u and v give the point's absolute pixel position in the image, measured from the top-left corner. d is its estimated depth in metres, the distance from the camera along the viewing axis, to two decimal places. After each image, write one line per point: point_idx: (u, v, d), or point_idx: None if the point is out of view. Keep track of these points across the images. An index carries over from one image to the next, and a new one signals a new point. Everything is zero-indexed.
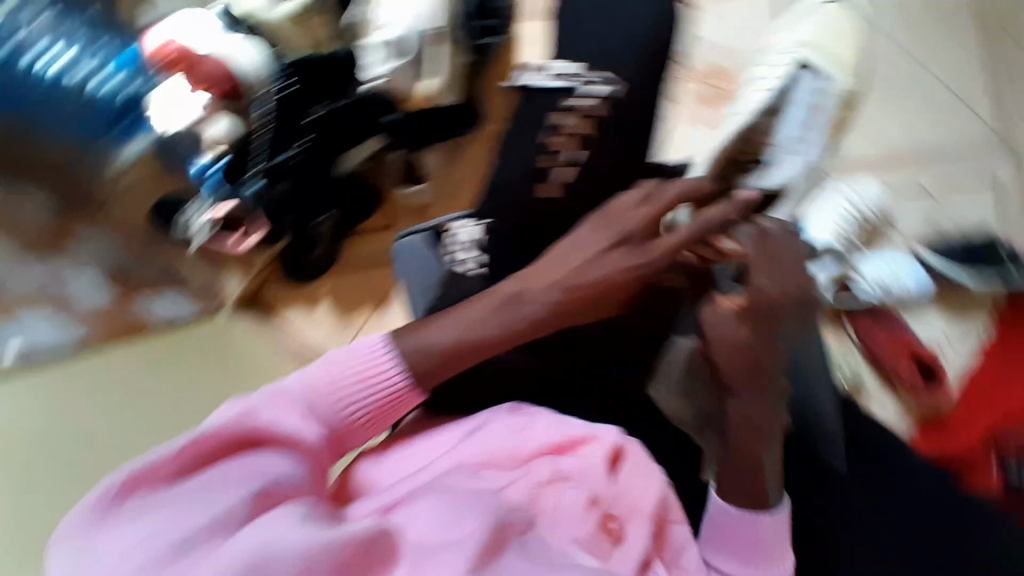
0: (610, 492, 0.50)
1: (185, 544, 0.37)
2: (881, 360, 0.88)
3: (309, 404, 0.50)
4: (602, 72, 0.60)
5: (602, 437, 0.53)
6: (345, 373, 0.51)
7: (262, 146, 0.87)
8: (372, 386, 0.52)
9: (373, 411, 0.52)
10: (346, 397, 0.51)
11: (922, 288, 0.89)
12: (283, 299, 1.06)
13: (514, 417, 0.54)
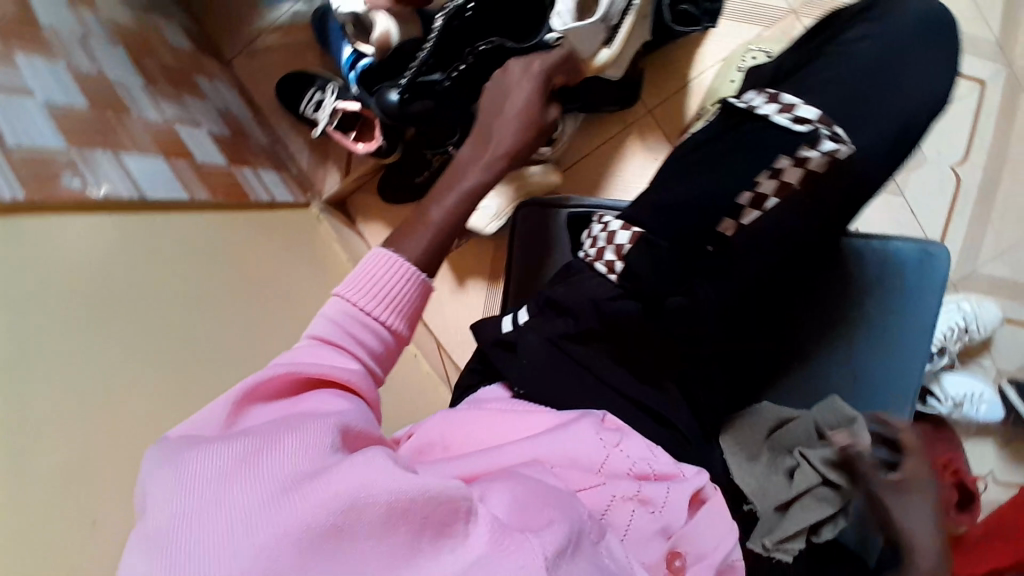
0: (684, 532, 0.48)
1: (266, 486, 0.37)
2: None
3: (346, 322, 0.53)
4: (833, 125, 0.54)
5: (687, 473, 0.52)
6: (371, 290, 0.54)
7: (419, 62, 0.84)
8: (385, 288, 0.54)
9: (398, 312, 0.54)
10: (373, 301, 0.53)
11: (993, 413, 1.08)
12: (370, 213, 1.06)
13: (608, 430, 0.53)
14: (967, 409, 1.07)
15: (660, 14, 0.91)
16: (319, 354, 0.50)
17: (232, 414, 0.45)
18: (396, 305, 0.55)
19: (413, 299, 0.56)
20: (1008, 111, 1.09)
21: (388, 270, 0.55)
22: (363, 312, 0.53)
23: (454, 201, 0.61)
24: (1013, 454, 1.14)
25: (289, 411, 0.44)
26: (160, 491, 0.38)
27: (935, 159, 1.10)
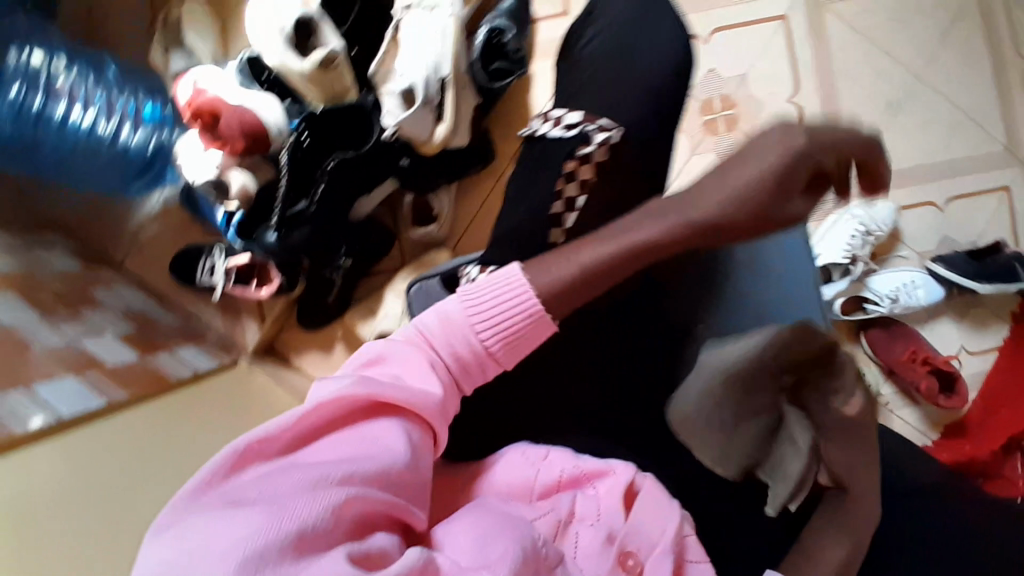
0: (627, 528, 0.53)
1: (271, 554, 0.38)
2: (901, 377, 1.14)
3: (450, 337, 0.54)
4: (597, 118, 0.61)
5: (618, 470, 0.56)
6: (488, 304, 0.55)
7: (281, 197, 0.89)
8: (505, 315, 0.55)
9: (514, 331, 0.55)
10: (489, 329, 0.55)
11: (933, 297, 1.14)
12: (299, 345, 1.11)
13: (533, 448, 0.57)
14: (905, 300, 1.14)
15: (479, 78, 1.01)
16: (416, 364, 0.53)
17: (299, 430, 0.46)
18: (518, 334, 0.55)
19: (521, 325, 0.55)
20: (815, 35, 1.20)
21: (520, 297, 0.55)
22: (471, 328, 0.54)
23: (568, 271, 0.56)
24: (964, 323, 1.20)
25: (349, 444, 0.46)
26: (191, 525, 0.40)
27: (773, 98, 1.20)
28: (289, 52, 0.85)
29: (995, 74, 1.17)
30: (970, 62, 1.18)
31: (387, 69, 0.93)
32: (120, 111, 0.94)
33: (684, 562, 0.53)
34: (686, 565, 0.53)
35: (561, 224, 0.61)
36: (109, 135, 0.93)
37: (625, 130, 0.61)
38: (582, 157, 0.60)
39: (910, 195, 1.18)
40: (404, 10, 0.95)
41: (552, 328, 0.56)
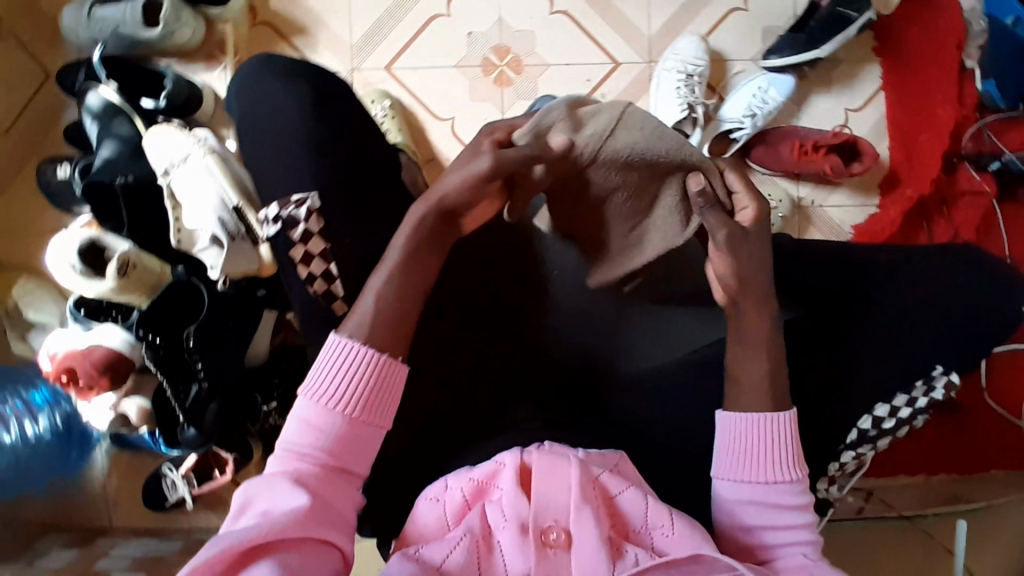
0: (537, 506, 0.57)
1: None
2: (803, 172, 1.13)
3: (308, 436, 0.58)
4: (290, 197, 0.65)
5: (506, 463, 0.60)
6: (328, 385, 0.59)
7: (172, 394, 0.92)
8: (350, 387, 0.59)
9: (360, 397, 0.59)
10: (335, 410, 0.58)
11: (787, 88, 1.13)
12: None
13: (432, 488, 0.62)
14: (762, 110, 1.12)
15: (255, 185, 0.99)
16: (280, 483, 0.55)
17: None
18: (372, 395, 0.59)
19: (364, 392, 0.59)
20: None
21: (358, 362, 0.59)
22: (323, 413, 0.58)
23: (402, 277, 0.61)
24: (834, 88, 1.17)
25: None
26: None
27: (540, 20, 1.16)
28: (91, 277, 0.86)
29: None
30: None
31: (184, 230, 0.89)
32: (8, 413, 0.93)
33: (610, 500, 0.59)
34: (615, 502, 0.59)
35: (333, 296, 0.65)
36: (15, 440, 0.93)
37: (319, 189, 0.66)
38: (301, 236, 0.65)
39: (713, 14, 1.15)
40: (163, 175, 0.91)
41: (402, 369, 0.61)
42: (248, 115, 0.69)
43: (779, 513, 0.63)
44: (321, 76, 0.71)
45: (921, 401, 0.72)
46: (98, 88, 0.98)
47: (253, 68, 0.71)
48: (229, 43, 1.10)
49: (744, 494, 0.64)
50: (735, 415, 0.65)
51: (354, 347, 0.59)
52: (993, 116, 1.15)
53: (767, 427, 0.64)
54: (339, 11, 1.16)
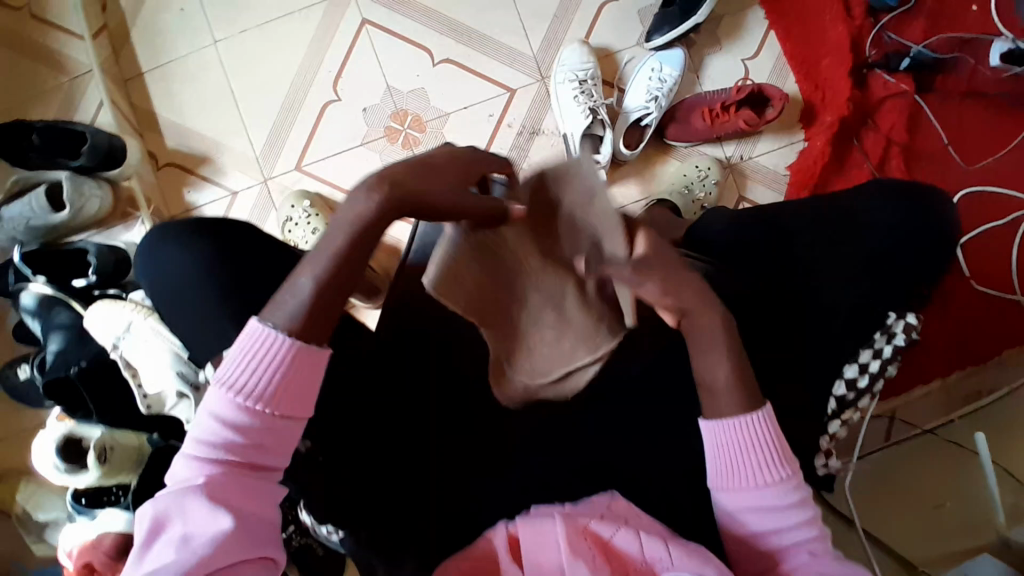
0: (530, 574, 0.59)
1: None
2: (721, 133, 1.12)
3: (223, 426, 0.54)
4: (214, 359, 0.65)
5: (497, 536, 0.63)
6: (242, 376, 0.55)
7: None
8: (262, 381, 0.54)
9: (277, 383, 0.55)
10: (252, 399, 0.54)
11: (677, 61, 1.13)
12: None
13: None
14: (663, 89, 1.13)
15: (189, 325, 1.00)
16: (195, 501, 0.52)
17: None
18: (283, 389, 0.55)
19: (282, 379, 0.55)
20: (397, 5, 1.18)
21: (263, 359, 0.54)
22: (241, 402, 0.54)
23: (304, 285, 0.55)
24: (725, 44, 1.17)
25: None
26: None
27: (426, 74, 1.17)
28: (77, 470, 0.88)
29: None
30: None
31: (151, 394, 0.93)
32: None
33: (608, 543, 0.61)
34: (612, 544, 0.61)
35: None
36: None
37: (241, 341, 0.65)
38: None
39: (584, 16, 1.17)
40: (112, 349, 0.93)
41: (324, 353, 0.56)
42: (157, 294, 0.67)
43: (780, 514, 0.62)
44: (221, 229, 0.68)
45: (886, 350, 0.74)
46: (29, 286, 1.00)
47: (151, 242, 0.68)
48: (139, 196, 1.12)
49: (747, 504, 0.63)
50: (719, 423, 0.62)
51: (259, 339, 0.54)
52: (887, 16, 1.16)
53: (752, 433, 0.61)
54: (236, 130, 1.18)
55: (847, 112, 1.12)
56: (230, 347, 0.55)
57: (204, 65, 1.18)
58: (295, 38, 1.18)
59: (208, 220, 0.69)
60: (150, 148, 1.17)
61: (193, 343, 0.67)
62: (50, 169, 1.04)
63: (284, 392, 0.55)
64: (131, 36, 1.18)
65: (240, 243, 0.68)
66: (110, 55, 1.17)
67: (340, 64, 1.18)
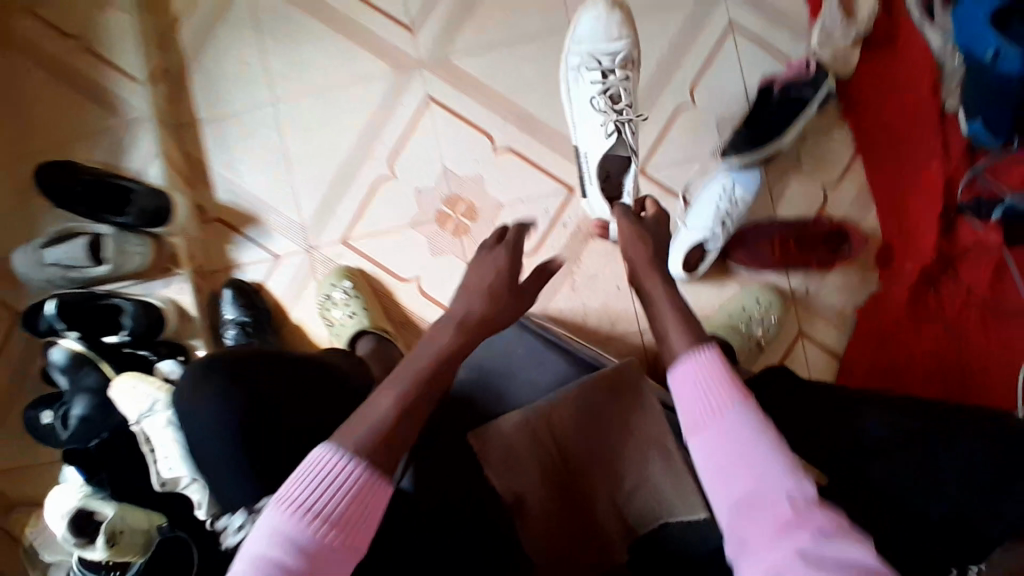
0: None
1: None
2: (785, 264, 1.06)
3: (285, 545, 0.53)
4: (260, 499, 0.63)
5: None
6: (309, 493, 0.55)
7: None
8: (334, 500, 0.55)
9: (349, 502, 0.56)
10: (321, 519, 0.54)
11: (753, 185, 1.06)
12: None
13: None
14: (731, 211, 1.06)
15: None
16: None
17: None
18: (346, 503, 0.55)
19: (352, 502, 0.56)
20: (462, 85, 1.13)
21: (334, 476, 0.56)
22: (307, 516, 0.54)
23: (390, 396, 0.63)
24: (806, 167, 1.08)
25: None
26: None
27: (485, 160, 1.13)
28: (85, 546, 0.88)
29: None
30: None
31: (167, 477, 0.90)
32: None
33: None
34: None
35: None
36: None
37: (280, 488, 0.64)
38: None
39: (658, 119, 1.11)
40: (136, 423, 0.92)
41: (388, 484, 0.58)
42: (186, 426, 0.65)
43: (774, 479, 0.52)
44: (252, 373, 0.66)
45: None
46: (60, 341, 0.99)
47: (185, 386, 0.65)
48: (182, 254, 1.10)
49: (731, 475, 0.53)
50: (679, 371, 0.61)
51: (337, 459, 0.57)
52: (985, 158, 1.04)
53: (704, 372, 0.59)
54: (284, 195, 1.15)
55: (930, 261, 1.03)
56: (296, 471, 0.57)
57: (261, 123, 1.15)
58: (356, 108, 1.14)
59: (246, 356, 0.68)
60: (197, 200, 1.16)
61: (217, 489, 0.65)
62: (96, 222, 1.04)
63: (356, 506, 0.56)
64: (188, 82, 1.15)
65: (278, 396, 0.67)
66: (163, 98, 1.14)
67: (399, 140, 1.14)
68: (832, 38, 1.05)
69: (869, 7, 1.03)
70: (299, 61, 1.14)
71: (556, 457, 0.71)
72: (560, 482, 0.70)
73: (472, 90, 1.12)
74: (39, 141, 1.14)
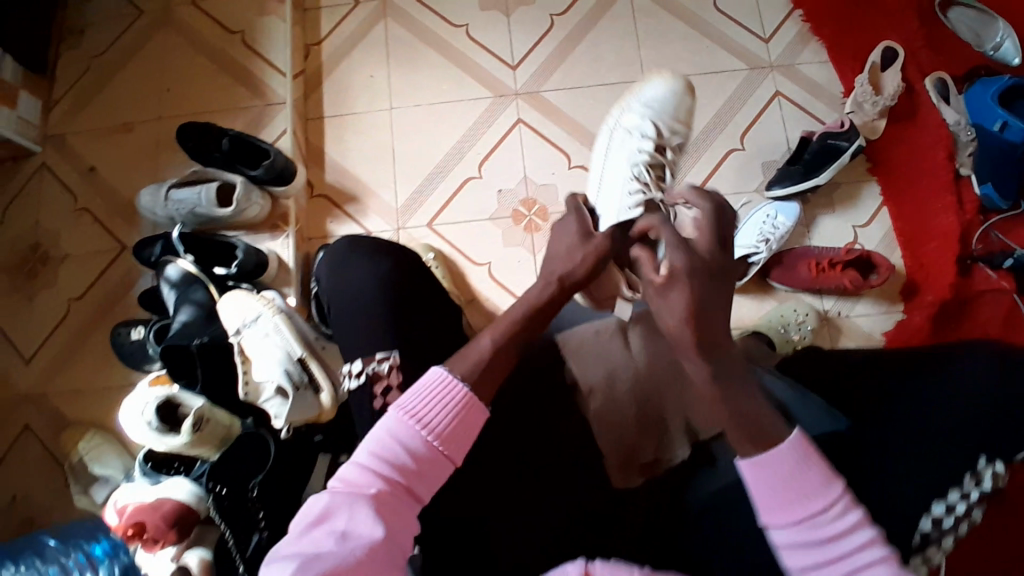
0: None
1: None
2: (819, 286, 1.19)
3: (397, 446, 0.62)
4: (385, 352, 0.73)
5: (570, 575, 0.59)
6: (421, 404, 0.64)
7: (233, 545, 0.93)
8: (440, 416, 0.64)
9: (452, 419, 0.64)
10: (428, 430, 0.63)
11: (792, 214, 1.23)
12: None
13: None
14: (774, 234, 1.21)
15: (301, 327, 1.07)
16: (360, 507, 0.58)
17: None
18: (453, 423, 0.64)
19: (454, 422, 0.64)
20: (549, 114, 1.35)
21: (448, 397, 0.64)
22: (417, 424, 0.63)
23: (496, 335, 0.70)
24: (838, 208, 1.27)
25: None
26: None
27: (561, 174, 1.32)
28: (165, 433, 0.94)
29: (698, 38, 1.37)
30: (678, 41, 1.37)
31: (251, 383, 0.99)
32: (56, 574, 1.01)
33: None
34: None
35: None
36: None
37: (395, 350, 0.73)
38: (383, 381, 0.71)
39: (710, 157, 1.31)
40: (234, 333, 1.02)
41: (484, 411, 0.66)
42: (333, 283, 0.82)
43: (863, 559, 0.56)
44: (393, 252, 0.84)
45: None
46: (177, 261, 1.12)
47: (341, 251, 0.84)
48: (291, 215, 1.26)
49: (812, 555, 0.58)
50: (752, 460, 0.62)
51: (446, 383, 0.65)
52: (996, 216, 1.22)
53: (780, 463, 0.61)
54: (385, 182, 1.34)
55: (948, 295, 1.17)
56: (413, 386, 0.65)
57: (376, 123, 1.37)
58: (457, 121, 1.36)
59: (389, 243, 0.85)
60: (310, 177, 1.34)
61: (344, 335, 0.78)
62: (226, 172, 1.20)
63: (454, 427, 0.64)
64: (322, 85, 1.39)
65: (409, 271, 0.82)
66: (300, 94, 1.38)
67: (490, 149, 1.34)
68: (863, 107, 1.27)
69: (893, 86, 1.26)
70: (416, 78, 1.38)
71: (631, 366, 0.79)
72: (635, 390, 0.78)
73: (557, 117, 1.35)
74: (189, 112, 1.35)
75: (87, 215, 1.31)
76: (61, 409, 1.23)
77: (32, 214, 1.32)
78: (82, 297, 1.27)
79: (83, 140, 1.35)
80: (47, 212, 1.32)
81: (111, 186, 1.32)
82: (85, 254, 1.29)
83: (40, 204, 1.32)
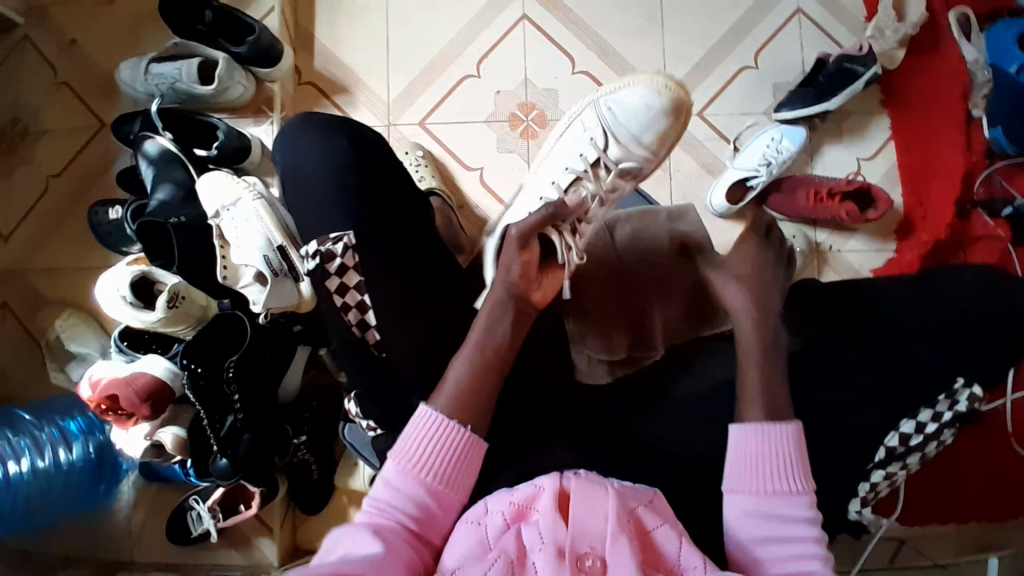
0: (578, 527, 0.61)
1: None
2: (815, 214, 1.16)
3: (398, 481, 0.66)
4: (341, 233, 0.72)
5: (546, 486, 0.63)
6: (413, 449, 0.67)
7: (207, 423, 0.94)
8: (431, 453, 0.66)
9: (447, 454, 0.67)
10: (424, 469, 0.66)
11: (799, 138, 1.17)
12: (318, 532, 1.14)
13: (473, 514, 0.65)
14: (777, 158, 1.16)
15: (277, 211, 1.03)
16: (360, 532, 0.61)
17: None
18: (451, 463, 0.66)
19: (452, 460, 0.66)
20: (556, 12, 1.27)
21: (442, 437, 0.67)
22: (414, 465, 0.66)
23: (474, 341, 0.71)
24: (845, 138, 1.23)
25: None
26: None
27: (562, 79, 1.25)
28: (140, 308, 0.93)
29: None
30: None
31: (230, 266, 0.96)
32: (25, 448, 0.98)
33: (647, 532, 0.62)
34: (653, 535, 0.62)
35: (367, 325, 0.71)
36: (32, 469, 0.97)
37: (352, 229, 0.72)
38: (344, 265, 0.71)
39: (721, 73, 1.25)
40: (214, 216, 0.99)
41: (482, 445, 0.68)
42: (293, 167, 0.76)
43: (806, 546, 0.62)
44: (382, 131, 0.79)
45: (946, 414, 0.74)
46: (155, 138, 1.07)
47: (306, 123, 0.78)
48: (277, 100, 1.20)
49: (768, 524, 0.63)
50: (752, 428, 0.67)
51: (434, 421, 0.67)
52: (1002, 162, 1.17)
53: (768, 446, 0.66)
54: (377, 74, 1.26)
55: (943, 235, 1.15)
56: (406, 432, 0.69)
57: (370, 8, 1.27)
58: (456, 13, 1.27)
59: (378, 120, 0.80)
60: (299, 63, 1.27)
61: (315, 221, 0.74)
62: (208, 47, 1.13)
63: (443, 449, 0.66)
64: None
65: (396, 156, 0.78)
66: None
67: (490, 47, 1.26)
68: (884, 33, 1.19)
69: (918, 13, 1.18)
70: None
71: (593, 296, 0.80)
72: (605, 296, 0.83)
73: (564, 16, 1.26)
74: None
75: (64, 87, 1.23)
76: (37, 285, 1.19)
77: (4, 81, 1.24)
78: (60, 174, 1.21)
79: (57, 3, 1.25)
80: (20, 80, 1.24)
81: (89, 56, 1.24)
82: (61, 128, 1.23)
83: (12, 72, 1.24)
